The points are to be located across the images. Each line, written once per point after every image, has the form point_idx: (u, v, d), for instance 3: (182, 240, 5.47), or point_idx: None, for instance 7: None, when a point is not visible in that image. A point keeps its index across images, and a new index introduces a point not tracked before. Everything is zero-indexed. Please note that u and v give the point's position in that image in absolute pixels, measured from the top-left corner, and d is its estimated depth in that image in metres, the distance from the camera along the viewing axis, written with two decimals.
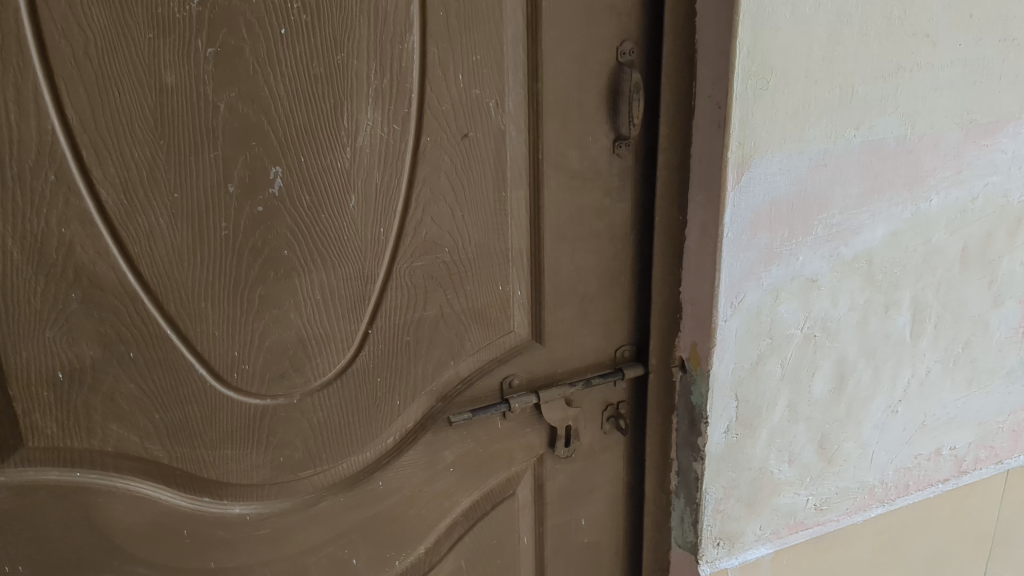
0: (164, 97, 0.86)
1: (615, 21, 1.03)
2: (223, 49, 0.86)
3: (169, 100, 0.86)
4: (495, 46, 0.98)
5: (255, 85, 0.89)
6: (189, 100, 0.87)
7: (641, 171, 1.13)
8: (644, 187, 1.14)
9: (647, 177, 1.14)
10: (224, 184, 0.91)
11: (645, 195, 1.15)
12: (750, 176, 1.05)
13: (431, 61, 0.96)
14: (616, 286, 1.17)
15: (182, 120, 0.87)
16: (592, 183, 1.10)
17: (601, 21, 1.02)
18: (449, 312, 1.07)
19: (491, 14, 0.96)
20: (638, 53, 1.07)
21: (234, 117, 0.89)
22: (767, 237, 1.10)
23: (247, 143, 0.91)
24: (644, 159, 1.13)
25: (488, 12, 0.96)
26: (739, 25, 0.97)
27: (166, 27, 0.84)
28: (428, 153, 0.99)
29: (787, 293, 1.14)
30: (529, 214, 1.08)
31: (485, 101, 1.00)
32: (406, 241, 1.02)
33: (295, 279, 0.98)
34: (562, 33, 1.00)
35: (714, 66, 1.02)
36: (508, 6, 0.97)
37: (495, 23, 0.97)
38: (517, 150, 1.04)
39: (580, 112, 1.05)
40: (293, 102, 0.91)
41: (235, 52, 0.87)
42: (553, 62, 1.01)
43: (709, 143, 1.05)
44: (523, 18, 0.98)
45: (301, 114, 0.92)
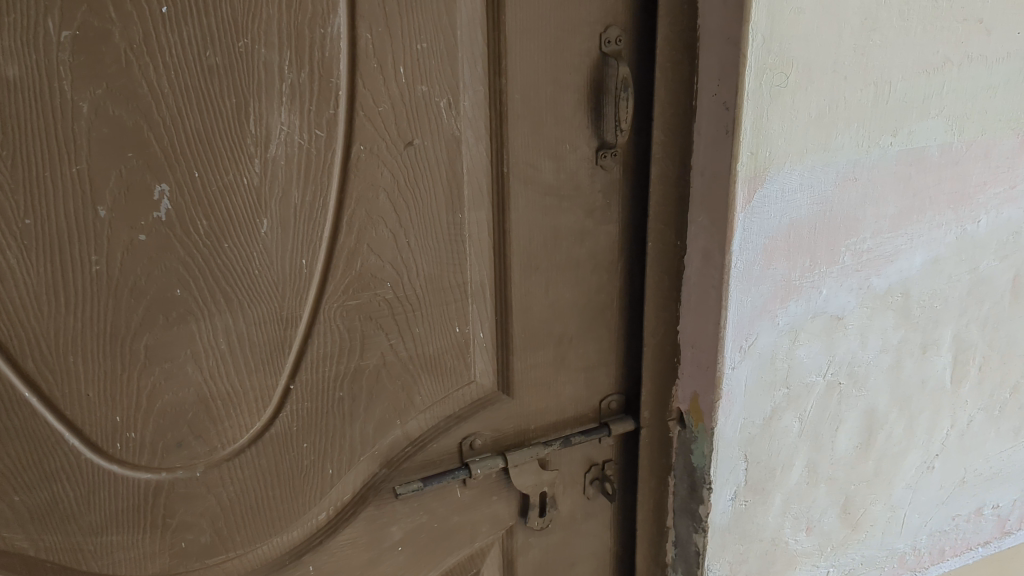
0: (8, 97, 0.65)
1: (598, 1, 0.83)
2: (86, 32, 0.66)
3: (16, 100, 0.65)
4: (444, 30, 0.78)
5: (130, 80, 0.69)
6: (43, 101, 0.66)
7: (635, 187, 0.92)
8: (639, 206, 0.93)
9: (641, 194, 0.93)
10: (94, 208, 0.71)
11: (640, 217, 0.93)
12: (764, 193, 0.85)
13: (363, 48, 0.75)
14: (602, 327, 0.96)
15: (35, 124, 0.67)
16: (571, 202, 0.89)
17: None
18: (393, 360, 0.87)
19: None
20: (629, 42, 0.86)
21: (102, 121, 0.69)
22: (784, 267, 0.90)
23: (121, 154, 0.70)
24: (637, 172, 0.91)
25: None
26: (752, 5, 0.77)
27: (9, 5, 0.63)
28: (362, 165, 0.79)
29: (807, 334, 0.94)
30: (493, 240, 0.87)
31: (434, 99, 0.79)
32: (336, 277, 0.81)
33: (192, 325, 0.78)
34: (529, 14, 0.80)
35: (721, 56, 0.81)
36: None
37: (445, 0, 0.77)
38: (476, 161, 0.84)
39: (554, 114, 0.85)
40: (181, 102, 0.71)
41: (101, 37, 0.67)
42: (518, 52, 0.81)
43: (714, 153, 0.85)
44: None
45: (194, 117, 0.72)
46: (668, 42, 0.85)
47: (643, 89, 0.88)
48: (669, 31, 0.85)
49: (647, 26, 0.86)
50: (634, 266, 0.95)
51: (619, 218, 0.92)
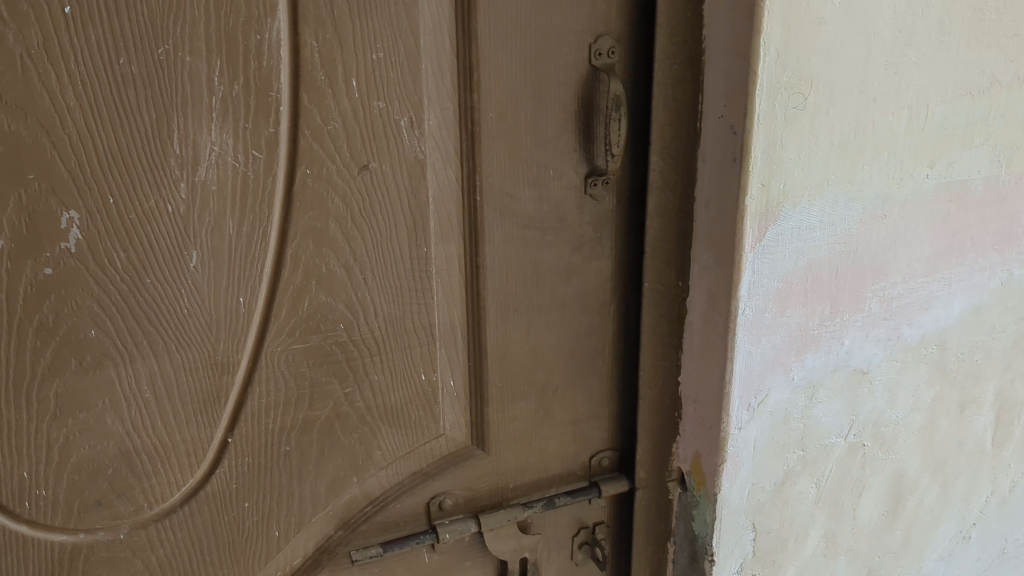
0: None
1: (587, 7, 0.72)
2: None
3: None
4: (404, 38, 0.67)
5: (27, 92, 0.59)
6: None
7: (631, 220, 0.81)
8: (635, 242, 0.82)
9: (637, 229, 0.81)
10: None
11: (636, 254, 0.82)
12: (776, 231, 0.74)
13: (308, 58, 0.65)
14: (592, 375, 0.85)
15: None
16: (556, 236, 0.78)
17: (564, 5, 0.71)
18: (348, 412, 0.76)
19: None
20: (624, 54, 0.75)
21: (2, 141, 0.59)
22: (800, 315, 0.79)
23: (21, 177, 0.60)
24: (632, 203, 0.80)
25: None
26: (764, 15, 0.66)
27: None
28: (309, 195, 0.69)
29: (826, 390, 0.83)
30: (465, 278, 0.77)
31: (393, 117, 0.69)
32: (279, 317, 0.71)
33: (111, 370, 0.68)
34: (505, 21, 0.70)
35: (728, 73, 0.70)
36: None
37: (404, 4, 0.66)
38: (444, 188, 0.73)
39: (536, 136, 0.74)
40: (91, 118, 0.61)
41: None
42: (492, 64, 0.70)
43: (721, 184, 0.74)
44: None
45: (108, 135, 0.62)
46: (667, 55, 0.74)
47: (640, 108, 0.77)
48: (669, 43, 0.74)
49: (645, 37, 0.75)
50: (629, 308, 0.84)
51: (612, 254, 0.81)
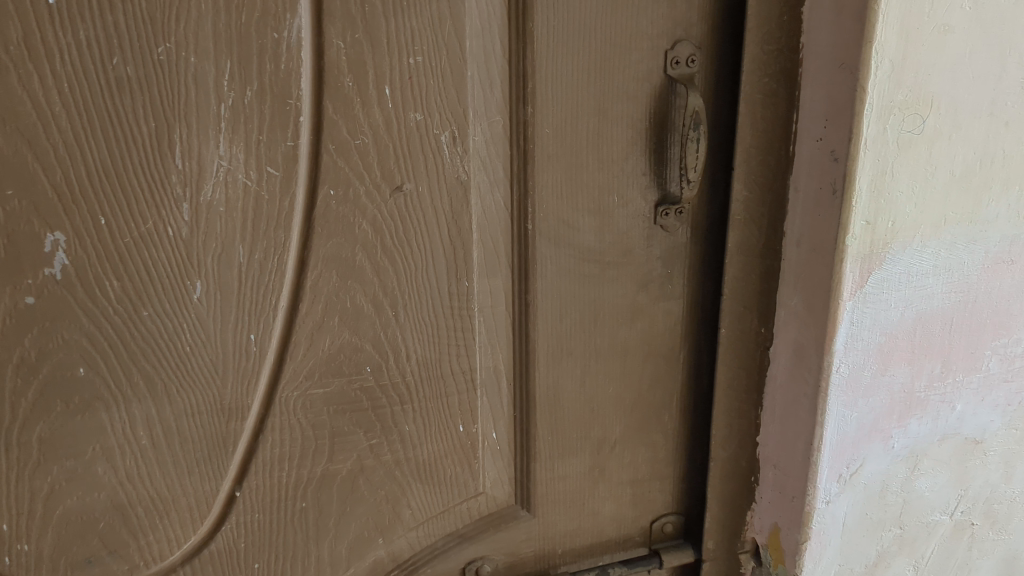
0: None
1: (665, 7, 0.61)
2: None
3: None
4: (447, 40, 0.58)
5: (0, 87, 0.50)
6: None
7: (707, 255, 0.70)
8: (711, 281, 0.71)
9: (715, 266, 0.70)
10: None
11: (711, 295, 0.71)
12: (881, 277, 0.63)
13: (333, 61, 0.56)
14: (657, 431, 0.74)
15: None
16: (619, 273, 0.67)
17: (638, 4, 0.61)
18: (373, 465, 0.67)
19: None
20: (706, 64, 0.64)
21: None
22: (905, 374, 0.67)
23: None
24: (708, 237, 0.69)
25: None
26: (878, 19, 0.56)
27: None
28: (331, 219, 0.59)
29: (932, 461, 0.71)
30: (512, 318, 0.66)
31: (433, 132, 0.59)
32: (296, 358, 0.62)
33: (102, 413, 0.59)
34: (568, 23, 0.59)
35: (832, 90, 0.59)
36: None
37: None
38: (490, 215, 0.63)
39: (599, 157, 0.64)
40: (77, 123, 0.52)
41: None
42: (552, 73, 0.60)
43: (817, 220, 0.63)
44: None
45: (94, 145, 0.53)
46: (758, 66, 0.63)
47: (723, 128, 0.66)
48: (760, 52, 0.63)
49: (731, 44, 0.64)
50: (702, 357, 0.73)
51: (684, 295, 0.70)
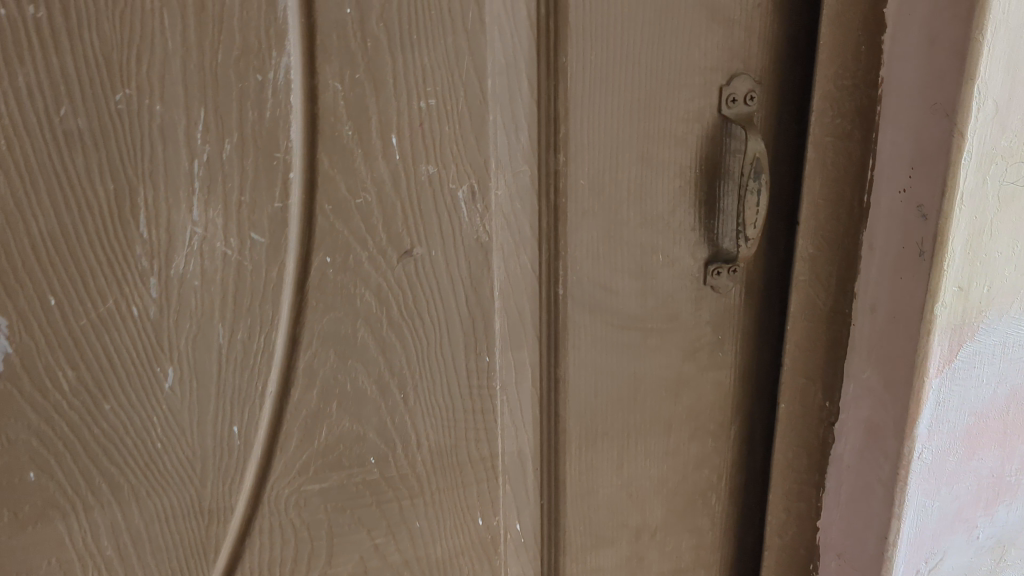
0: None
1: (718, 36, 0.52)
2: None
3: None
4: (465, 78, 0.48)
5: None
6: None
7: (761, 317, 0.61)
8: (766, 345, 0.62)
9: (776, 329, 0.61)
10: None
11: (766, 362, 0.62)
12: (972, 350, 0.54)
13: (329, 106, 0.46)
14: (702, 514, 0.65)
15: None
16: (664, 340, 0.58)
17: (688, 34, 0.52)
18: (378, 567, 0.56)
19: (456, 14, 0.47)
20: (768, 103, 0.55)
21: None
22: (996, 457, 0.58)
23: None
24: (765, 298, 0.60)
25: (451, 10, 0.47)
26: (985, 51, 0.47)
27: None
28: (327, 290, 0.50)
29: (1017, 549, 0.62)
30: (540, 396, 0.57)
31: (448, 187, 0.50)
32: (287, 450, 0.52)
33: (58, 524, 0.47)
34: (607, 56, 0.50)
35: (920, 135, 0.50)
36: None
37: (467, 31, 0.47)
38: (515, 279, 0.54)
39: (642, 210, 0.54)
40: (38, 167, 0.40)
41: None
42: (588, 114, 0.51)
43: (899, 284, 0.53)
44: (530, 26, 0.49)
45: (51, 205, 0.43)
46: (832, 106, 0.54)
47: (791, 177, 0.57)
48: (835, 90, 0.53)
49: (795, 78, 0.55)
50: (756, 430, 0.64)
51: (736, 359, 0.61)
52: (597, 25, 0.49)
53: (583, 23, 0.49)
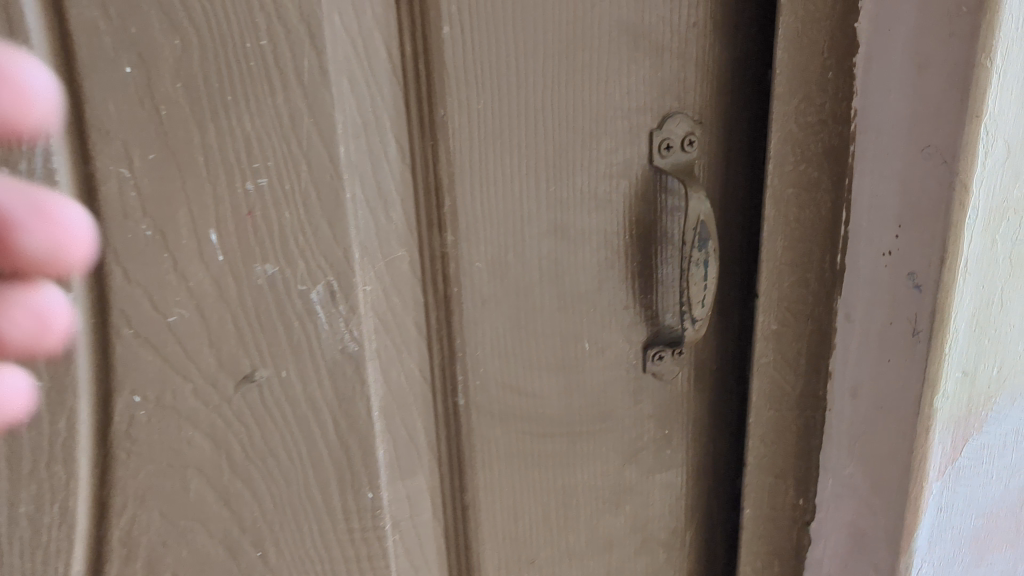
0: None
1: (642, 69, 0.40)
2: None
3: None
4: (308, 148, 0.35)
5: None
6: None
7: (711, 404, 0.49)
8: (719, 434, 0.50)
9: (734, 415, 0.50)
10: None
11: (721, 452, 0.51)
12: (978, 445, 0.43)
13: (114, 200, 0.33)
14: None
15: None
16: (597, 445, 0.46)
17: (605, 70, 0.39)
18: None
19: (285, 64, 0.34)
20: (711, 146, 0.43)
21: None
22: (1006, 561, 0.48)
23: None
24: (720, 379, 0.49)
25: (280, 58, 0.34)
26: (994, 80, 0.35)
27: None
28: (142, 432, 0.35)
29: None
30: (443, 530, 0.45)
31: (298, 289, 0.37)
32: None
33: None
34: (498, 105, 0.38)
35: (905, 186, 0.39)
36: (341, 39, 0.35)
37: (305, 86, 0.34)
38: (401, 391, 0.41)
39: (559, 291, 0.43)
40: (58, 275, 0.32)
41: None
42: (479, 180, 0.39)
43: (887, 368, 0.42)
44: (392, 73, 0.36)
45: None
46: (794, 151, 0.41)
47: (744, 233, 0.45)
48: (799, 131, 0.41)
49: (740, 113, 0.43)
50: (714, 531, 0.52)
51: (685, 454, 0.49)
52: (482, 66, 0.37)
53: (462, 66, 0.37)
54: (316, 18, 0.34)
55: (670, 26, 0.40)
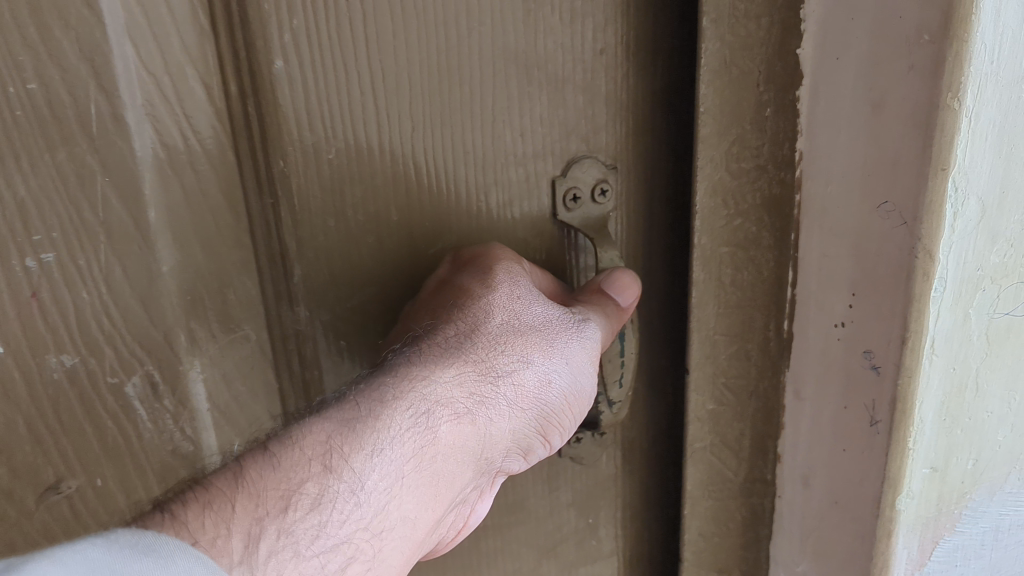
0: (262, 487, 0.26)
1: (535, 104, 0.34)
2: (489, 363, 0.31)
3: (287, 460, 0.26)
4: (105, 213, 0.29)
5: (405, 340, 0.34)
6: (164, 521, 0.23)
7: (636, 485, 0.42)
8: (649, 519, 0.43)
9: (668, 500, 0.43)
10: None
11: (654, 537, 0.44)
12: (950, 546, 0.36)
13: None
14: None
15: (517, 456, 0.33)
16: (505, 542, 0.39)
17: (485, 106, 0.33)
18: None
19: (65, 111, 0.27)
20: (629, 194, 0.37)
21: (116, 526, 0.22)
22: None
23: (86, 551, 0.20)
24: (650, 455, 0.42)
25: (58, 104, 0.27)
26: (966, 122, 0.28)
27: (471, 366, 0.31)
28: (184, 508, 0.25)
29: None
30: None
31: (107, 383, 0.30)
32: None
33: None
34: (355, 153, 0.32)
35: (860, 246, 0.32)
36: (143, 80, 0.28)
37: (94, 137, 0.28)
38: None
39: None
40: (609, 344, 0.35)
41: (508, 317, 0.32)
42: (333, 244, 0.33)
43: (844, 458, 0.35)
44: (216, 119, 0.30)
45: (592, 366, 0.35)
46: (727, 203, 0.35)
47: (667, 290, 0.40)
48: (731, 179, 0.35)
49: (659, 154, 0.38)
50: None
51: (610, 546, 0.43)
52: (328, 107, 0.31)
53: (302, 108, 0.30)
54: (105, 56, 0.27)
55: (566, 53, 0.34)
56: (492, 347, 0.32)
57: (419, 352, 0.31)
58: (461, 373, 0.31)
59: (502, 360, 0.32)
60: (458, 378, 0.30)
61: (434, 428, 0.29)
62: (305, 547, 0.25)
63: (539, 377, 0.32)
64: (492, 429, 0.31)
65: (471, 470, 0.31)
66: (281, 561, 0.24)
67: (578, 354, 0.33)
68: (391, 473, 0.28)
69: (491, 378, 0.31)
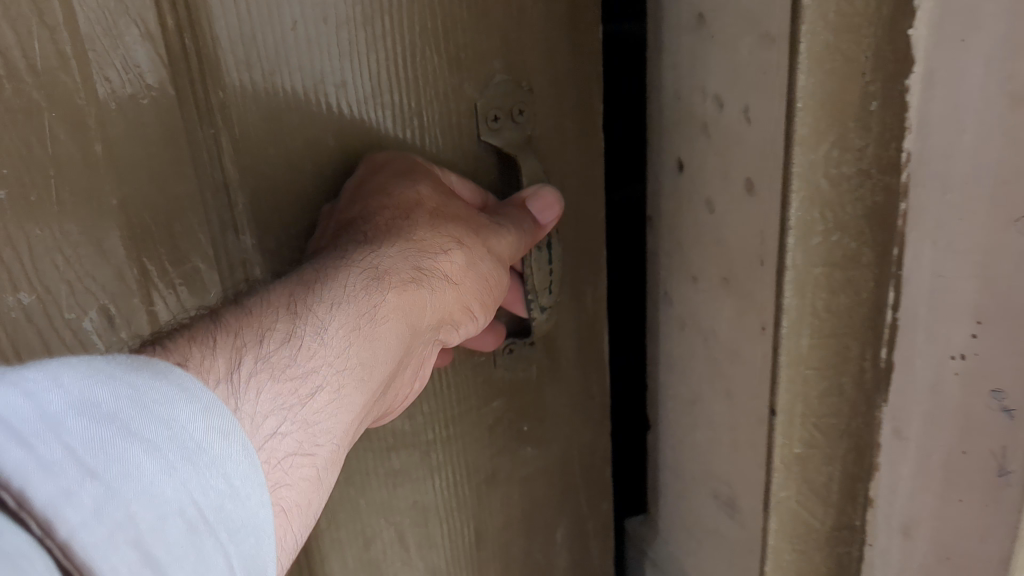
0: (239, 329, 0.29)
1: (458, 33, 0.38)
2: (422, 247, 0.37)
3: (256, 310, 0.30)
4: (51, 147, 0.32)
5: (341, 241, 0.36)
6: (161, 351, 0.26)
7: (560, 385, 0.48)
8: (570, 414, 0.50)
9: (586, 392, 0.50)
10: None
11: (577, 426, 0.50)
12: None
13: None
14: None
15: (444, 332, 0.39)
16: (451, 443, 0.46)
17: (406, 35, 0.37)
18: None
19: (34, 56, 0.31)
20: (542, 115, 0.41)
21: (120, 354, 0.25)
22: None
23: (60, 373, 0.22)
24: (571, 353, 0.48)
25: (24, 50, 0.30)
26: None
27: (408, 246, 0.36)
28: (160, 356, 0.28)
29: None
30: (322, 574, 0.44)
31: (65, 318, 0.34)
32: None
33: None
34: (291, 90, 0.35)
35: (992, 265, 0.26)
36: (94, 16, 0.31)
37: (40, 77, 0.31)
38: None
39: None
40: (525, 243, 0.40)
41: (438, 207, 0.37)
42: (276, 169, 0.36)
43: (963, 510, 0.30)
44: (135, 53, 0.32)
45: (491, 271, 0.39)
46: (823, 216, 0.30)
47: (578, 200, 0.44)
48: (829, 188, 0.29)
49: (571, 71, 0.41)
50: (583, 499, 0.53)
51: (546, 451, 0.50)
52: (263, 41, 0.34)
53: (240, 40, 0.34)
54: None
55: None
56: (427, 232, 0.37)
57: (363, 234, 0.36)
58: (403, 252, 0.36)
59: (437, 245, 0.37)
60: (400, 256, 0.36)
61: (382, 293, 0.34)
62: (281, 374, 0.29)
63: (466, 259, 0.38)
64: (432, 299, 0.37)
65: (414, 332, 0.36)
66: (260, 385, 0.28)
67: (496, 246, 0.38)
68: (351, 323, 0.32)
69: (429, 256, 0.37)
